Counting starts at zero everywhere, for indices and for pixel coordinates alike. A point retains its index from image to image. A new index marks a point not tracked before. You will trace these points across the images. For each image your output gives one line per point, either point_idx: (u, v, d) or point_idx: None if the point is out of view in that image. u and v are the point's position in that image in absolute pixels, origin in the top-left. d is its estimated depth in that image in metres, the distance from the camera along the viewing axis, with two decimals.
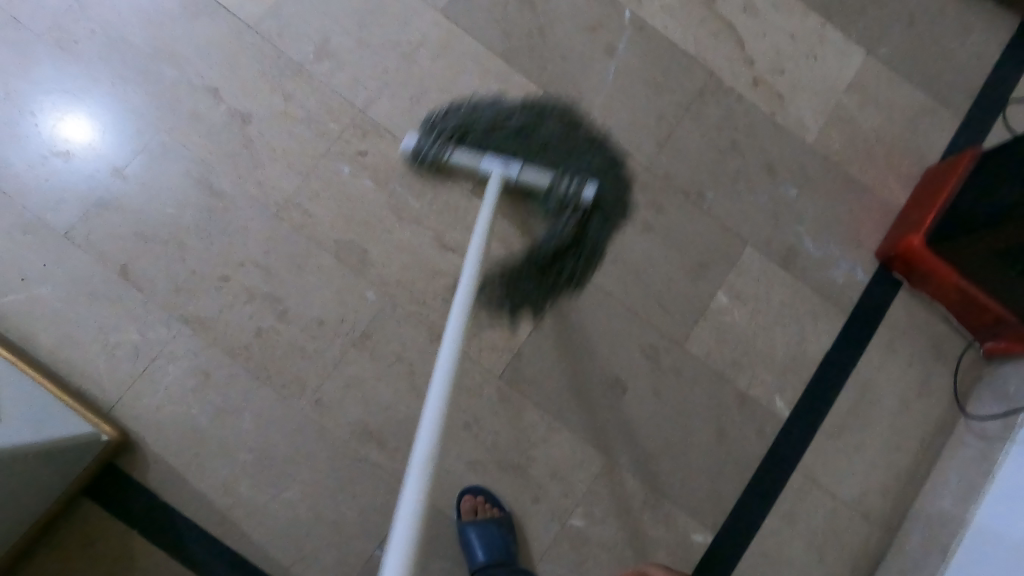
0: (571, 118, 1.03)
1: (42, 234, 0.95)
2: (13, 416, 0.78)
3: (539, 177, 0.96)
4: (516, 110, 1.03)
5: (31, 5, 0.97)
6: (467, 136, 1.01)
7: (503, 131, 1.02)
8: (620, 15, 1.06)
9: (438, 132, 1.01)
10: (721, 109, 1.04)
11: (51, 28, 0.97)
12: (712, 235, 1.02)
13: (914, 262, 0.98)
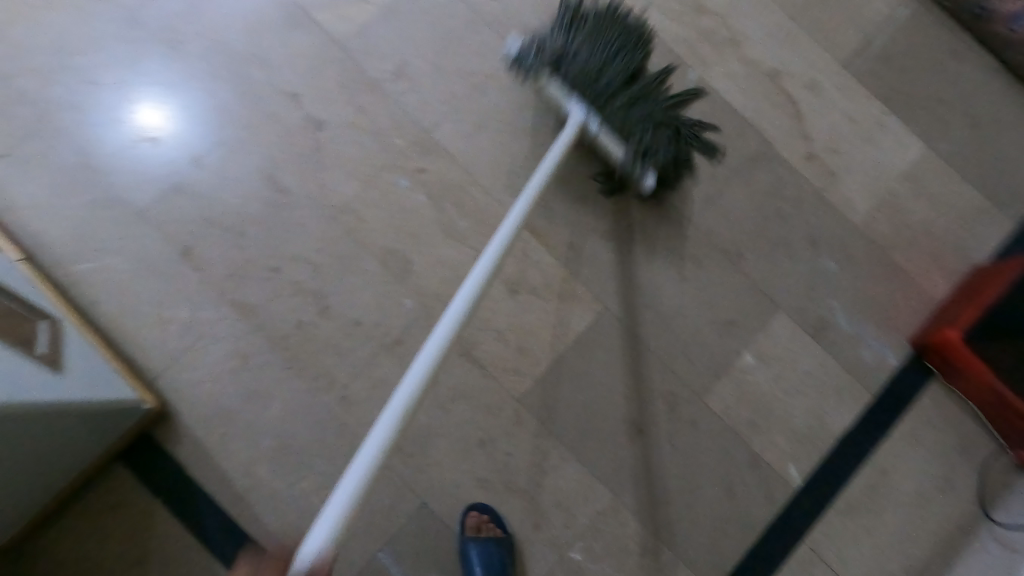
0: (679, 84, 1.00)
1: (119, 210, 1.01)
2: (74, 370, 0.84)
3: (613, 145, 1.00)
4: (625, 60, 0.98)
5: (151, 5, 1.06)
6: (566, 53, 0.98)
7: (597, 60, 0.99)
8: (686, 74, 1.09)
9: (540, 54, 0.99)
10: (772, 176, 1.06)
11: (164, 27, 1.06)
12: (747, 296, 1.04)
13: (949, 358, 0.99)
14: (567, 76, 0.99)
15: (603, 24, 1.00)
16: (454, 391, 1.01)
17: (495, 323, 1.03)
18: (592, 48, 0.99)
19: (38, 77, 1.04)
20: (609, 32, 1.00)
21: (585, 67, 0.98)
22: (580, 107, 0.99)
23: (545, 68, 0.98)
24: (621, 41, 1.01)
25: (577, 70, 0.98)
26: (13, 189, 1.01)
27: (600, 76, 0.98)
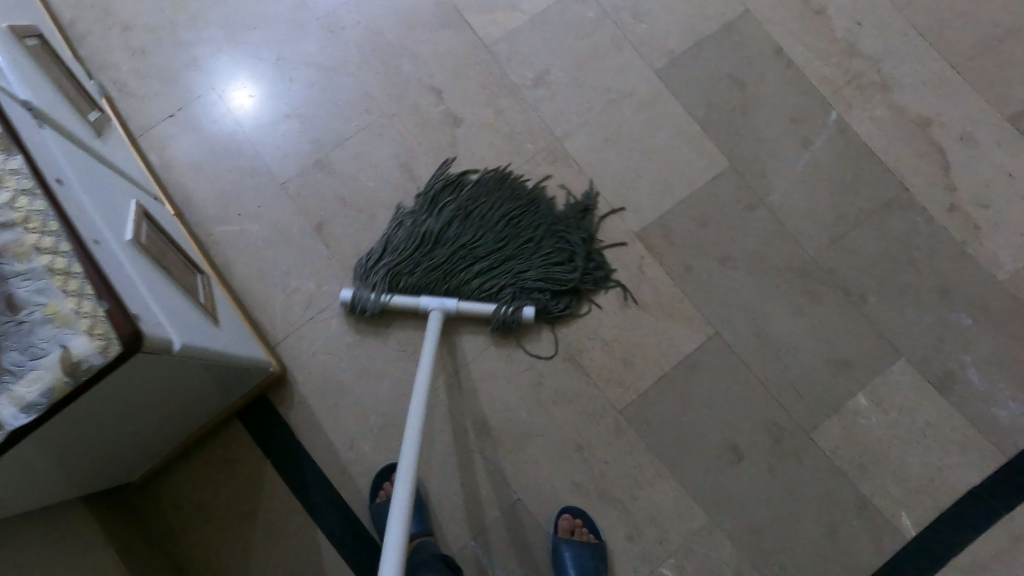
0: (494, 222, 1.01)
1: (265, 179, 1.04)
2: (226, 331, 0.86)
3: (482, 307, 0.97)
4: (444, 223, 1.01)
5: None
6: (405, 266, 0.98)
7: (436, 242, 0.99)
8: (827, 114, 1.14)
9: (377, 270, 0.98)
10: (906, 223, 1.10)
11: (329, 16, 1.12)
12: (867, 338, 1.06)
13: None
14: (413, 279, 0.97)
15: (453, 208, 1.02)
16: (557, 393, 1.00)
17: (603, 333, 1.02)
18: (434, 226, 1.00)
19: (210, 49, 1.12)
20: (466, 194, 1.03)
21: (425, 254, 0.98)
22: (430, 298, 0.95)
23: (385, 288, 0.97)
24: (463, 209, 1.02)
25: (420, 257, 0.98)
26: (172, 147, 1.07)
27: (444, 257, 0.98)
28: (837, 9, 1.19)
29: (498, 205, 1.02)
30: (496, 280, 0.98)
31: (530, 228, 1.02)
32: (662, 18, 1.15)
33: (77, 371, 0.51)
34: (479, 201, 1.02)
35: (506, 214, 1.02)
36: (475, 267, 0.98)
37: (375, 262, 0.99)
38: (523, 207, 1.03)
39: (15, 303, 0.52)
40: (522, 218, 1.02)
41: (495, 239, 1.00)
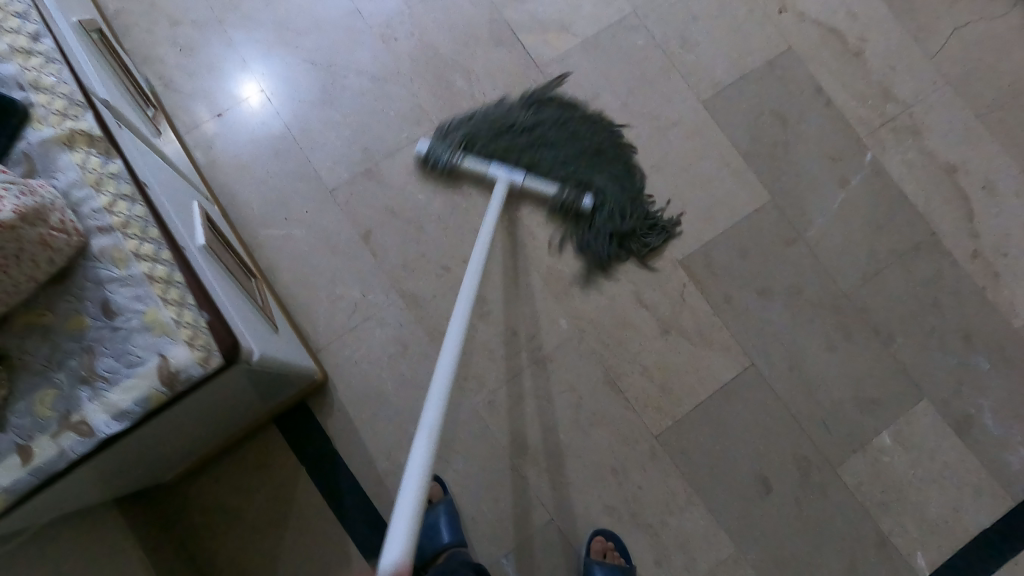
0: (583, 135, 1.09)
1: (313, 184, 1.04)
2: (283, 338, 0.86)
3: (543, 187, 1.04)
4: (540, 118, 1.08)
5: (374, 2, 1.13)
6: (485, 137, 1.06)
7: (523, 129, 1.07)
8: (863, 156, 1.17)
9: (460, 133, 1.06)
10: (933, 267, 1.14)
11: (381, 25, 1.12)
12: (892, 377, 1.09)
13: None
14: (491, 149, 1.05)
15: (555, 114, 1.09)
16: (595, 415, 1.03)
17: (643, 358, 1.05)
18: (527, 115, 1.08)
19: (260, 50, 1.11)
20: (564, 106, 1.10)
21: (510, 133, 1.06)
22: (497, 170, 1.03)
23: (461, 149, 1.05)
24: (558, 116, 1.09)
25: (503, 136, 1.06)
26: (219, 146, 1.06)
27: (522, 142, 1.06)
28: (874, 52, 1.21)
29: (587, 124, 1.10)
30: (559, 176, 1.06)
31: (605, 153, 1.09)
32: (709, 50, 1.17)
33: (174, 382, 0.51)
34: (578, 115, 1.10)
35: (591, 133, 1.09)
36: (545, 159, 1.06)
37: (461, 126, 1.07)
38: (606, 135, 1.10)
39: (112, 309, 0.51)
40: (602, 141, 1.09)
41: (572, 149, 1.07)
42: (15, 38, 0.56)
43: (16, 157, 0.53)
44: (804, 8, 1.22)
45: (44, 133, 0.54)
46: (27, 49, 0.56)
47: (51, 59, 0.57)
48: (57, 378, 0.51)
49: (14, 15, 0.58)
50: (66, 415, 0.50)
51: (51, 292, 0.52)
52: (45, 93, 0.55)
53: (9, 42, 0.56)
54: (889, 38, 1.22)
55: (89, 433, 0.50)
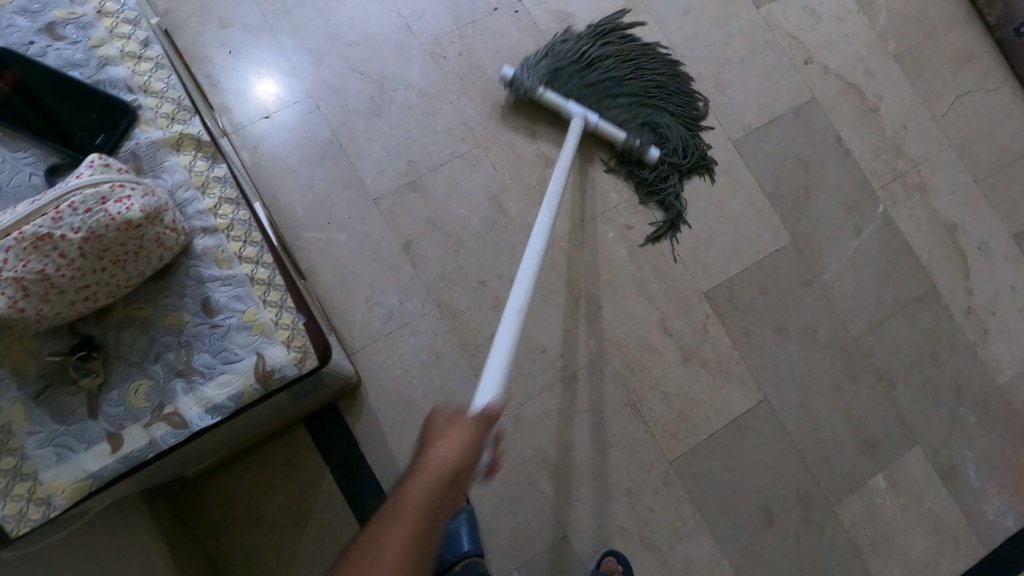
0: (645, 74, 1.16)
1: (359, 192, 1.08)
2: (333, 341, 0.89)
3: (613, 131, 1.10)
4: (606, 56, 1.14)
5: (425, 20, 1.16)
6: (562, 75, 1.10)
7: (592, 66, 1.13)
8: (875, 207, 1.23)
9: (539, 68, 1.10)
10: (932, 319, 1.20)
11: (432, 40, 1.15)
12: (891, 421, 1.15)
13: None
14: (565, 88, 1.10)
15: (619, 49, 1.16)
16: (614, 437, 1.06)
17: (662, 385, 1.09)
18: (594, 51, 1.14)
19: (310, 56, 1.13)
20: (622, 42, 1.17)
21: (582, 71, 1.12)
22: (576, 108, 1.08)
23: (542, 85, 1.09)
24: (621, 53, 1.16)
25: (575, 73, 1.11)
26: (266, 148, 1.08)
27: (592, 83, 1.12)
28: (888, 109, 1.28)
29: (646, 59, 1.17)
30: (625, 119, 1.12)
31: (665, 88, 1.17)
32: (742, 93, 1.23)
33: (268, 380, 0.53)
34: (637, 55, 1.17)
35: (651, 70, 1.17)
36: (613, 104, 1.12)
37: (540, 61, 1.11)
38: (664, 69, 1.18)
39: (211, 307, 0.54)
40: (661, 77, 1.17)
41: (636, 88, 1.14)
42: (127, 44, 0.60)
43: (125, 154, 0.57)
44: (828, 61, 1.28)
45: (153, 135, 0.57)
46: (137, 54, 0.60)
47: (159, 63, 0.60)
48: (153, 370, 0.53)
49: (126, 21, 0.61)
50: (159, 407, 0.52)
51: (152, 287, 0.54)
52: (154, 96, 0.59)
53: (120, 47, 0.59)
54: (905, 98, 1.29)
55: (181, 425, 0.52)
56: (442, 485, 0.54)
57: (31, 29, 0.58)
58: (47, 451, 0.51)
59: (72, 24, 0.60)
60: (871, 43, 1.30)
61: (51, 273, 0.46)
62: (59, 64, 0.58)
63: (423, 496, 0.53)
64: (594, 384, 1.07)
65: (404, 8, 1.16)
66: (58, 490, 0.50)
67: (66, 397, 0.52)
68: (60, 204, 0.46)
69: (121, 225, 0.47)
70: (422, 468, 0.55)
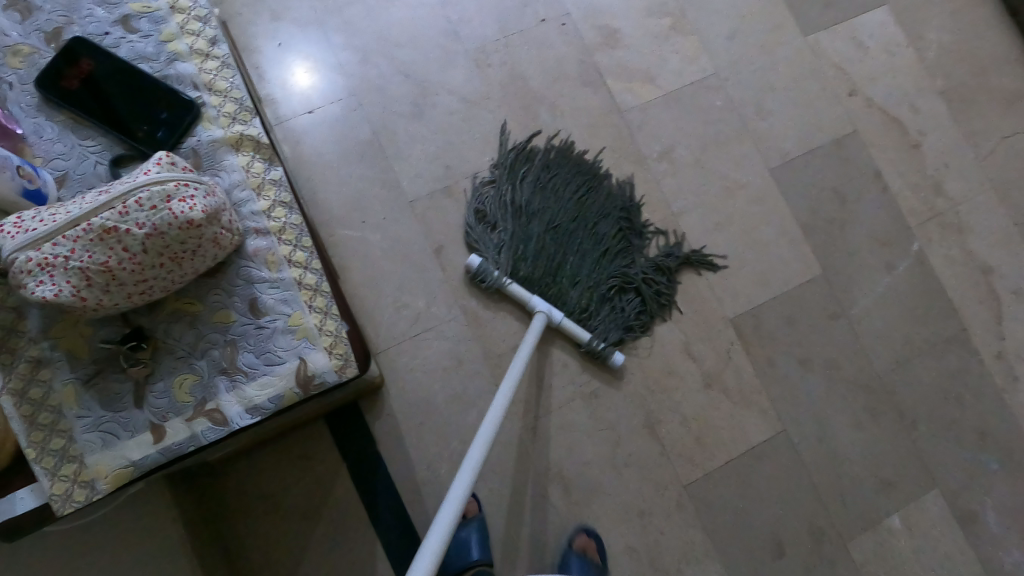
0: (588, 218, 1.10)
1: (395, 194, 1.09)
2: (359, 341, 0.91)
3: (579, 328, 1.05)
4: (546, 216, 1.08)
5: (473, 27, 1.17)
6: (518, 251, 1.05)
7: (537, 224, 1.07)
8: (909, 244, 1.22)
9: (494, 260, 1.05)
10: (959, 361, 1.19)
11: (477, 49, 1.16)
12: (910, 461, 1.14)
13: None
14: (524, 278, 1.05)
15: (549, 196, 1.09)
16: (631, 457, 1.06)
17: (682, 408, 1.09)
18: (529, 203, 1.08)
19: (358, 55, 1.14)
20: (554, 174, 1.11)
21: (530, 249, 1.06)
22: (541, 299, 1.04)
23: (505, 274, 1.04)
24: (554, 200, 1.09)
25: (527, 240, 1.06)
26: (307, 143, 1.10)
27: (546, 250, 1.06)
28: (930, 147, 1.27)
29: (586, 197, 1.11)
30: (590, 287, 1.07)
31: (615, 232, 1.11)
32: (783, 121, 1.22)
33: (308, 384, 0.54)
34: (571, 197, 1.10)
35: (594, 208, 1.11)
36: (572, 272, 1.07)
37: (491, 245, 1.06)
38: (607, 205, 1.12)
39: (258, 308, 0.55)
40: (603, 213, 1.11)
41: (584, 236, 1.09)
42: (196, 41, 0.60)
43: (186, 151, 0.57)
44: (872, 93, 1.27)
45: (215, 133, 0.58)
46: (205, 52, 0.60)
47: (226, 63, 0.61)
48: (198, 365, 0.54)
49: (196, 18, 0.61)
50: (202, 401, 0.53)
51: (203, 284, 0.55)
52: (218, 95, 0.59)
53: (190, 44, 0.60)
54: (947, 136, 1.28)
55: (223, 421, 0.53)
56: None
57: (107, 20, 0.59)
58: (93, 436, 0.52)
59: (145, 17, 0.60)
60: (917, 79, 1.29)
61: (113, 265, 0.46)
62: (130, 57, 0.59)
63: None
64: (615, 402, 1.08)
65: (451, 15, 1.17)
66: (101, 475, 0.51)
67: (114, 385, 0.53)
68: (126, 199, 0.46)
69: (183, 224, 0.47)
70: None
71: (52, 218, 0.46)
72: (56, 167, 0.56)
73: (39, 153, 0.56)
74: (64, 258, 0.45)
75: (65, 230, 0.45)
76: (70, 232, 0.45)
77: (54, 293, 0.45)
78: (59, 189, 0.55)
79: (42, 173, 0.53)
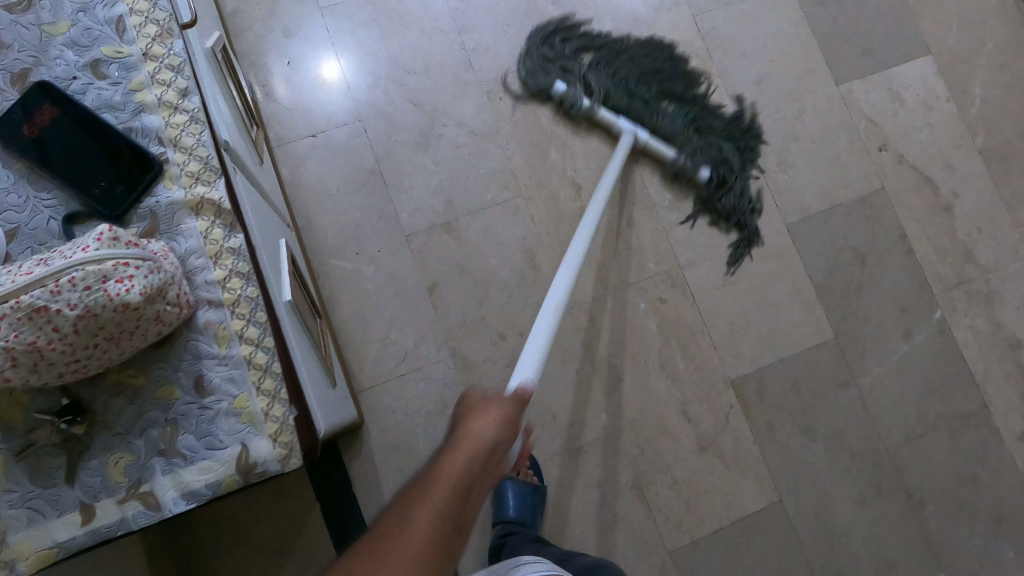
0: (681, 81, 1.14)
1: (392, 226, 1.06)
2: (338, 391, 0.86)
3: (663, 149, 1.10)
4: (640, 66, 1.13)
5: (488, 56, 1.13)
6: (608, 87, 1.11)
7: (631, 70, 1.13)
8: (932, 311, 1.15)
9: (586, 89, 1.11)
10: (977, 439, 1.12)
11: (490, 80, 1.12)
12: (916, 543, 1.07)
13: None
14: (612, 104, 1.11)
15: (646, 56, 1.14)
16: (615, 518, 1.02)
17: (674, 470, 1.04)
18: (626, 54, 1.14)
19: (367, 78, 1.11)
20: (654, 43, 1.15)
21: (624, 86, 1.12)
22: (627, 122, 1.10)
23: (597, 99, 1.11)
24: (649, 58, 1.14)
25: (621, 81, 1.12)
26: (309, 168, 1.06)
27: (634, 84, 1.12)
28: (963, 209, 1.19)
29: (681, 65, 1.15)
30: (675, 123, 1.12)
31: (707, 106, 1.14)
32: (805, 173, 1.16)
33: (249, 472, 0.52)
34: (666, 60, 1.15)
35: (687, 75, 1.15)
36: (661, 107, 1.12)
37: (585, 75, 1.11)
38: (698, 85, 1.15)
39: (204, 386, 0.52)
40: (693, 85, 1.15)
41: (670, 85, 1.13)
42: (166, 92, 0.58)
43: (142, 212, 0.54)
44: (904, 148, 1.20)
45: (175, 195, 0.55)
46: (173, 105, 0.58)
47: (195, 117, 0.58)
48: (135, 444, 0.51)
49: (169, 68, 0.59)
50: (137, 483, 0.50)
51: (148, 357, 0.52)
52: (183, 152, 0.57)
53: (159, 95, 0.57)
54: (984, 198, 1.20)
55: (155, 507, 0.50)
56: (478, 464, 0.48)
57: (75, 64, 0.56)
58: (19, 511, 0.49)
59: (116, 63, 0.57)
60: (955, 135, 1.21)
61: (42, 346, 0.44)
62: (96, 104, 0.56)
63: (458, 473, 0.46)
64: (603, 458, 1.03)
65: (467, 43, 1.13)
66: (23, 556, 0.48)
67: (46, 459, 0.50)
68: (60, 277, 0.43)
69: (118, 307, 0.45)
70: (467, 437, 0.50)
71: None
72: (8, 219, 0.52)
73: None
74: None
75: None
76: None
77: None
78: (9, 243, 0.52)
79: None
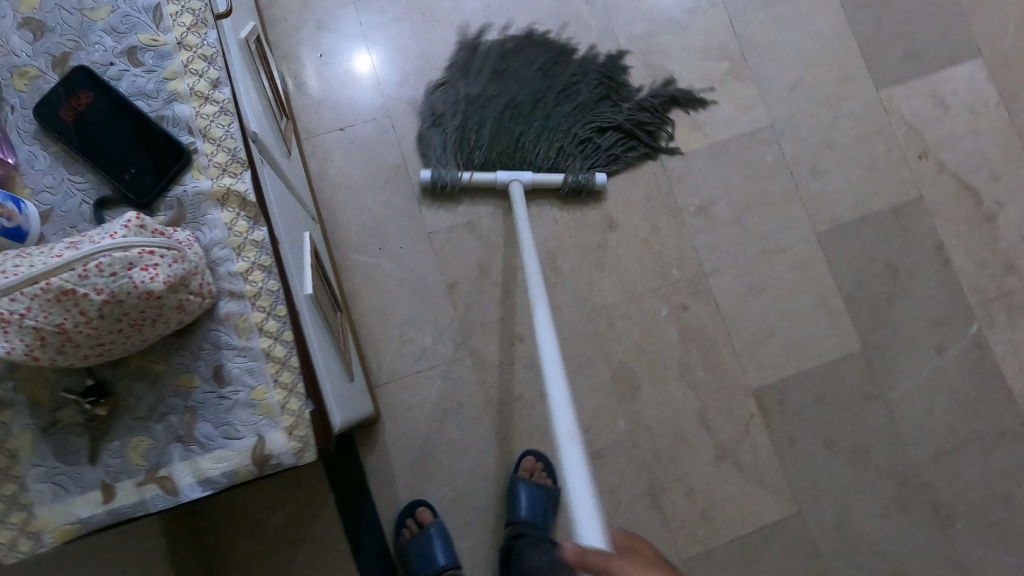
0: (531, 79, 1.11)
1: (414, 224, 1.06)
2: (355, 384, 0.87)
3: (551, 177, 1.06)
4: (492, 91, 1.09)
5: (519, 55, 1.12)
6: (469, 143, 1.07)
7: (489, 106, 1.09)
8: (969, 324, 1.11)
9: (448, 157, 1.06)
10: (1013, 457, 1.08)
11: None
12: (943, 562, 1.04)
13: None
14: (481, 159, 1.06)
15: (494, 77, 1.10)
16: (629, 524, 1.01)
17: (691, 480, 1.03)
18: (476, 91, 1.09)
19: (397, 74, 1.11)
20: (502, 58, 1.11)
21: (484, 127, 1.07)
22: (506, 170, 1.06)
23: (459, 165, 1.06)
24: (497, 81, 1.10)
25: (482, 127, 1.08)
26: (335, 162, 1.07)
27: (508, 106, 1.09)
28: (1007, 220, 1.15)
29: (524, 64, 1.11)
30: (553, 131, 1.09)
31: (573, 91, 1.11)
32: (839, 181, 1.14)
33: (263, 463, 0.52)
34: (511, 71, 1.11)
35: (539, 73, 1.11)
36: (531, 126, 1.09)
37: (439, 152, 1.06)
38: (552, 67, 1.12)
39: (223, 376, 0.53)
40: (547, 79, 1.11)
41: (538, 84, 1.11)
42: (198, 82, 0.58)
43: (170, 201, 0.55)
44: (945, 157, 1.16)
45: (202, 185, 0.55)
46: (205, 95, 0.58)
47: (225, 108, 0.58)
48: (155, 429, 0.52)
49: (202, 57, 0.59)
50: (155, 467, 0.51)
51: (171, 343, 0.53)
52: (212, 143, 0.57)
53: (191, 84, 0.58)
54: None
55: (173, 492, 0.51)
56: None
57: (112, 50, 0.57)
58: (45, 486, 0.50)
59: (151, 51, 0.58)
60: (1001, 144, 1.17)
61: (68, 328, 0.44)
62: (130, 91, 0.57)
63: None
64: (618, 464, 1.02)
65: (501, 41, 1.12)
66: (48, 529, 0.49)
67: (70, 438, 0.51)
68: (88, 261, 0.44)
69: (142, 295, 0.45)
70: None
71: (12, 270, 0.43)
72: (43, 201, 0.54)
73: (28, 184, 0.54)
74: (19, 315, 0.43)
75: (23, 286, 0.43)
76: (28, 288, 0.43)
77: (6, 350, 0.44)
78: (43, 225, 0.53)
79: (23, 207, 0.51)
